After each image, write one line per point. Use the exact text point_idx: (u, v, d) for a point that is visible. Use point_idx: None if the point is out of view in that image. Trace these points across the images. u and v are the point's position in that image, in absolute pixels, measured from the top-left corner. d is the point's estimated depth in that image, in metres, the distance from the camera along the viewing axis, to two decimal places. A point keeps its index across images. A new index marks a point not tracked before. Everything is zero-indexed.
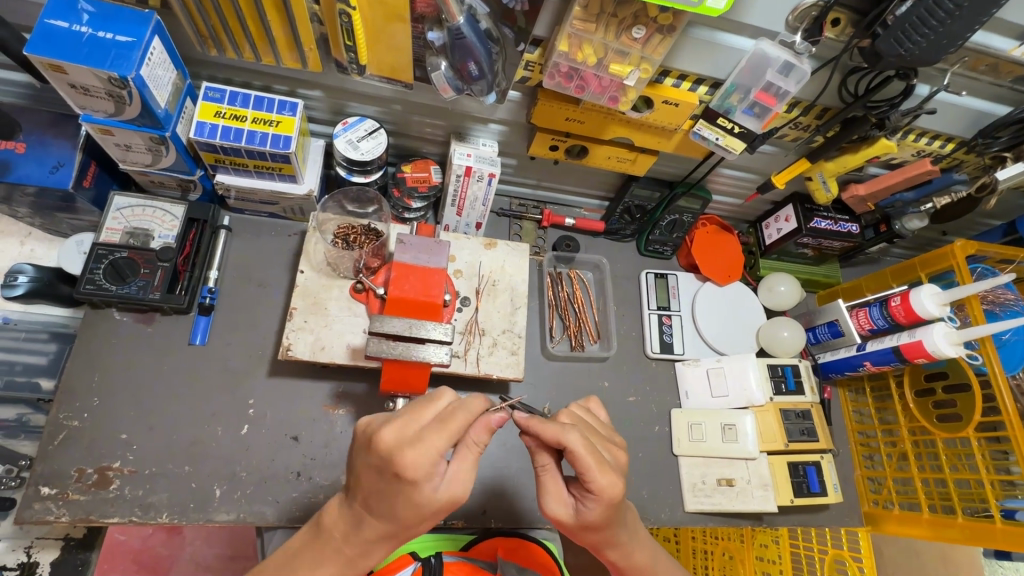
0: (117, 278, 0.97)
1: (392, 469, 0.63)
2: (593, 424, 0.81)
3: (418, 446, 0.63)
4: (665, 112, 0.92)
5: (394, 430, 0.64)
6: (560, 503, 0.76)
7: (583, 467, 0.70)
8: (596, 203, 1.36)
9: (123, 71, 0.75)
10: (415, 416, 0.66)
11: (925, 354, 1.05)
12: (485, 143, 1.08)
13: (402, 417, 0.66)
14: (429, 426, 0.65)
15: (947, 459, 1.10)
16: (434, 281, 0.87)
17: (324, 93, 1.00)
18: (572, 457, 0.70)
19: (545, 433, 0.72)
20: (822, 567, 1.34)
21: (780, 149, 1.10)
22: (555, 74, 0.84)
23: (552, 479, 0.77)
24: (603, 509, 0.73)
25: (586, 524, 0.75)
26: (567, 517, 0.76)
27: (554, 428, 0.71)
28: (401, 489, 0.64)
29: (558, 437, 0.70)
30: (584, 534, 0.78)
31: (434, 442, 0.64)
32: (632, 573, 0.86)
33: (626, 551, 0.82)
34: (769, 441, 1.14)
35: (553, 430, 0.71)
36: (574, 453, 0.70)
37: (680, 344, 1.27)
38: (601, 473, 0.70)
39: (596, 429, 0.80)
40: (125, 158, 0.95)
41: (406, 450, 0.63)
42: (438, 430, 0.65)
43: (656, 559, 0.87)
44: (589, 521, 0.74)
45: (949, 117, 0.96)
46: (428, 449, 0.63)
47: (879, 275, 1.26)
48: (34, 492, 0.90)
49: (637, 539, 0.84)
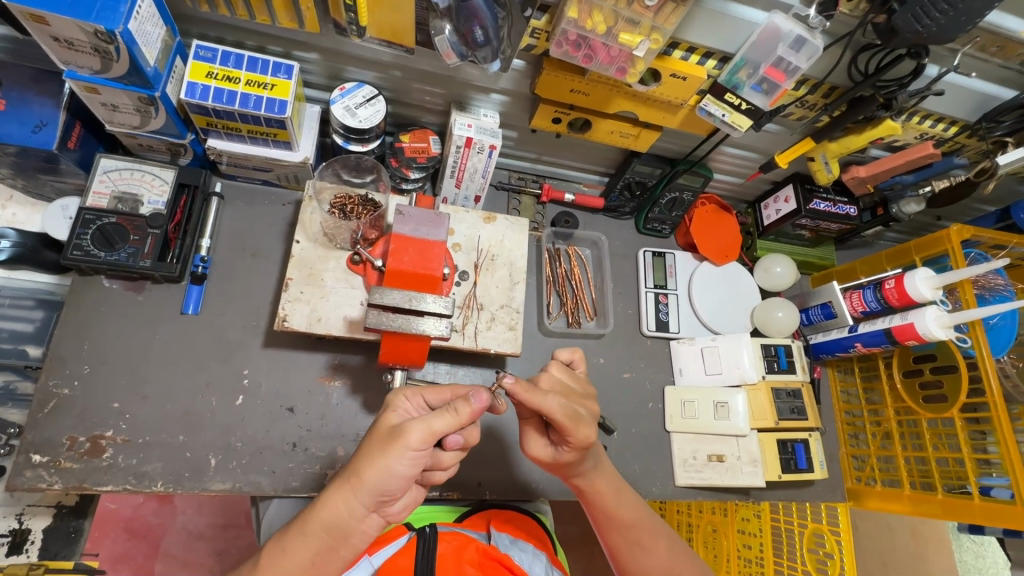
0: (105, 245, 0.94)
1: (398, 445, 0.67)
2: (569, 383, 0.82)
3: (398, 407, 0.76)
4: (672, 86, 0.90)
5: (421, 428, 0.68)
6: (539, 445, 0.84)
7: (562, 426, 0.76)
8: (596, 179, 1.34)
9: (109, 24, 0.72)
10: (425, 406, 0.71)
11: (916, 336, 1.07)
12: (487, 114, 1.05)
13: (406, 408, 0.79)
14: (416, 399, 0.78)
15: (929, 438, 1.14)
16: (433, 254, 0.86)
17: (321, 56, 0.96)
18: (552, 419, 0.75)
19: (528, 403, 0.74)
20: (800, 539, 1.36)
21: (786, 128, 1.09)
22: (563, 42, 0.81)
23: (534, 426, 0.83)
24: (577, 453, 0.80)
25: (562, 463, 0.83)
26: (548, 456, 0.83)
27: (534, 399, 0.74)
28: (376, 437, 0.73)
29: (539, 406, 0.74)
30: (563, 470, 0.85)
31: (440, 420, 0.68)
32: (597, 501, 0.89)
33: (591, 480, 0.87)
34: (759, 418, 1.16)
35: (535, 399, 0.73)
36: (555, 418, 0.74)
37: (675, 323, 1.28)
38: (578, 430, 0.76)
39: (574, 385, 0.82)
40: (111, 119, 0.91)
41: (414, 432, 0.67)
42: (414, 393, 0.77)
43: (621, 495, 0.90)
44: (568, 460, 0.82)
45: (957, 100, 0.95)
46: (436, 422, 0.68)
47: (874, 259, 1.27)
48: (26, 460, 0.89)
49: (601, 469, 0.89)
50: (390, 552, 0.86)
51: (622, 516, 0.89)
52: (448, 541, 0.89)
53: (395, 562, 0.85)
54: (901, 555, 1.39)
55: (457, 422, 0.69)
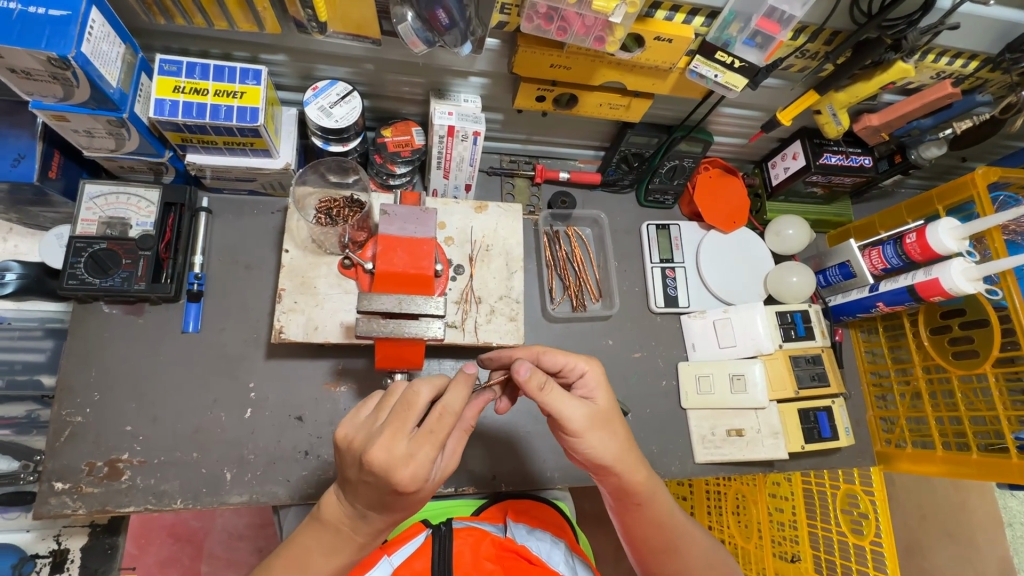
0: (99, 271, 0.94)
1: (390, 485, 0.63)
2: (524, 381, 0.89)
3: (411, 463, 0.62)
4: (657, 50, 0.84)
5: (385, 449, 0.62)
6: (570, 403, 0.75)
7: (562, 362, 0.81)
8: (592, 153, 1.29)
9: (61, 50, 0.69)
10: (399, 428, 0.64)
11: (942, 292, 1.00)
12: (468, 99, 1.01)
13: (389, 430, 0.63)
14: (419, 438, 0.64)
15: (962, 395, 1.07)
16: (423, 252, 0.82)
17: (289, 57, 0.93)
18: (548, 359, 0.80)
19: (517, 354, 0.82)
20: (833, 501, 1.31)
21: (787, 81, 1.01)
22: (533, 16, 0.77)
23: (556, 388, 0.75)
24: (604, 392, 0.80)
25: (602, 410, 0.78)
26: (586, 411, 0.76)
27: (524, 347, 0.82)
28: (403, 497, 0.65)
29: (531, 352, 0.81)
30: (607, 434, 0.78)
31: (427, 454, 0.63)
32: (649, 527, 0.84)
33: (649, 498, 0.82)
34: (778, 389, 1.13)
35: (522, 351, 0.81)
36: (548, 351, 0.80)
37: (685, 297, 1.24)
38: (577, 358, 0.80)
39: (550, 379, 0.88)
40: (89, 145, 0.90)
41: (402, 469, 0.62)
42: (428, 441, 0.64)
43: (674, 517, 0.85)
44: (602, 408, 0.79)
45: (976, 31, 0.86)
46: (422, 463, 0.63)
47: (894, 211, 1.19)
48: (49, 488, 0.91)
49: (659, 488, 0.84)
50: (408, 551, 0.87)
51: (671, 545, 0.85)
52: (462, 538, 0.89)
53: (411, 565, 0.85)
54: (941, 502, 1.23)
55: (434, 444, 0.64)
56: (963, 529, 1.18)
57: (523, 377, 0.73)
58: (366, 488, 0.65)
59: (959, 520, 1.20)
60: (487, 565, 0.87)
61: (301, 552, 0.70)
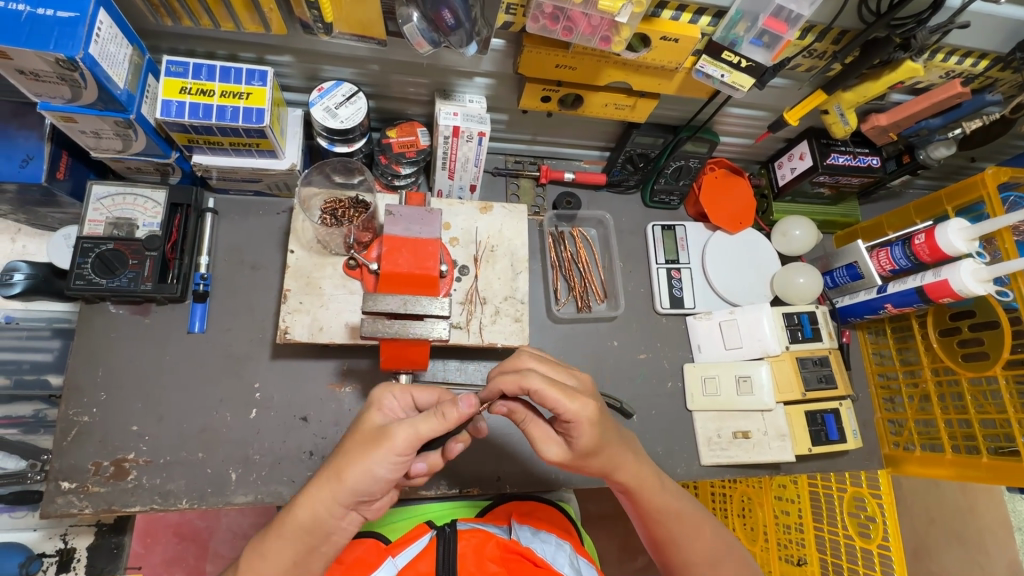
0: (106, 271, 0.95)
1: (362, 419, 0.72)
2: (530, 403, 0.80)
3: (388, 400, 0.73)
4: (663, 50, 0.84)
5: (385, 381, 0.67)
6: (550, 445, 0.77)
7: (549, 400, 0.71)
8: (597, 154, 1.29)
9: (69, 51, 0.70)
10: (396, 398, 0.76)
11: (951, 293, 0.99)
12: (473, 99, 1.01)
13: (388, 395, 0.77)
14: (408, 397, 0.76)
15: (972, 398, 1.06)
16: (428, 253, 0.82)
17: (295, 58, 0.93)
18: (537, 397, 0.71)
19: (504, 385, 0.73)
20: (840, 505, 1.30)
21: (794, 81, 1.01)
22: (539, 16, 0.76)
23: (536, 427, 0.78)
24: (591, 431, 0.72)
25: (581, 453, 0.75)
26: (564, 453, 0.77)
27: (511, 379, 0.73)
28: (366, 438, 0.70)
29: (520, 382, 0.72)
30: (587, 470, 0.78)
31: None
32: (650, 518, 0.84)
33: (640, 492, 0.82)
34: (785, 391, 1.12)
35: (512, 377, 0.72)
36: (536, 390, 0.71)
37: (691, 298, 1.23)
38: (568, 398, 0.71)
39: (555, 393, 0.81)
40: (97, 146, 0.90)
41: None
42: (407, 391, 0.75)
43: (674, 512, 0.84)
44: (581, 447, 0.73)
45: (986, 30, 0.85)
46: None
47: (902, 212, 1.18)
48: (56, 487, 0.91)
49: (655, 481, 0.83)
50: (412, 552, 0.87)
51: (671, 537, 0.85)
52: (467, 539, 0.89)
53: (415, 567, 0.85)
54: (949, 506, 1.20)
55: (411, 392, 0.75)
56: (971, 534, 1.16)
57: (505, 410, 0.78)
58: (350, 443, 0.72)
59: (964, 526, 1.18)
60: (492, 566, 0.87)
61: (293, 551, 0.70)
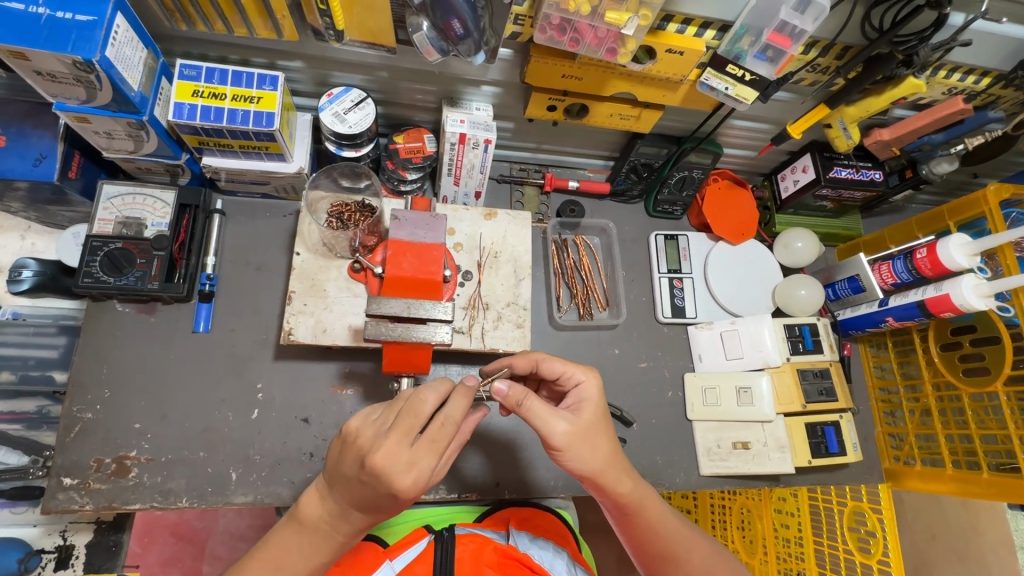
0: (114, 270, 0.96)
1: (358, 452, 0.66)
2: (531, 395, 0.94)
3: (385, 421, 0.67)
4: (668, 62, 0.85)
5: (388, 453, 0.63)
6: (552, 418, 0.75)
7: (558, 370, 0.82)
8: (601, 163, 1.30)
9: (86, 53, 0.71)
10: (404, 433, 0.65)
11: (952, 308, 0.99)
12: (479, 107, 1.02)
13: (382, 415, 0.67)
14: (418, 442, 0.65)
15: (973, 414, 1.06)
16: (433, 257, 0.83)
17: (305, 64, 0.95)
18: (546, 367, 0.82)
19: (516, 362, 0.83)
20: (840, 519, 1.29)
21: (797, 95, 1.02)
22: (547, 28, 0.78)
23: (539, 400, 0.76)
24: (596, 400, 0.80)
25: (588, 422, 0.78)
26: (571, 424, 0.76)
27: (522, 355, 0.84)
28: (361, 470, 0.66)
29: (529, 359, 0.83)
30: (591, 444, 0.77)
31: (424, 465, 0.64)
32: (649, 533, 0.84)
33: (639, 504, 0.82)
34: (786, 403, 1.12)
35: (523, 357, 0.83)
36: (545, 359, 0.82)
37: (692, 307, 1.23)
38: (574, 368, 0.82)
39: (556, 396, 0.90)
40: (109, 146, 0.92)
41: (401, 476, 0.63)
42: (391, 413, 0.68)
43: (670, 525, 0.84)
44: (587, 418, 0.78)
45: (987, 48, 0.86)
46: (419, 473, 0.63)
47: (903, 226, 1.19)
48: (57, 483, 0.92)
49: (649, 494, 0.83)
50: (409, 556, 0.87)
51: (669, 553, 0.84)
52: (464, 544, 0.89)
53: (413, 570, 0.86)
54: (952, 523, 1.21)
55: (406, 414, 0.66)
56: (973, 552, 1.15)
57: (503, 393, 0.75)
58: (360, 486, 0.66)
59: (963, 544, 1.18)
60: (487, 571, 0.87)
61: (288, 552, 0.70)
